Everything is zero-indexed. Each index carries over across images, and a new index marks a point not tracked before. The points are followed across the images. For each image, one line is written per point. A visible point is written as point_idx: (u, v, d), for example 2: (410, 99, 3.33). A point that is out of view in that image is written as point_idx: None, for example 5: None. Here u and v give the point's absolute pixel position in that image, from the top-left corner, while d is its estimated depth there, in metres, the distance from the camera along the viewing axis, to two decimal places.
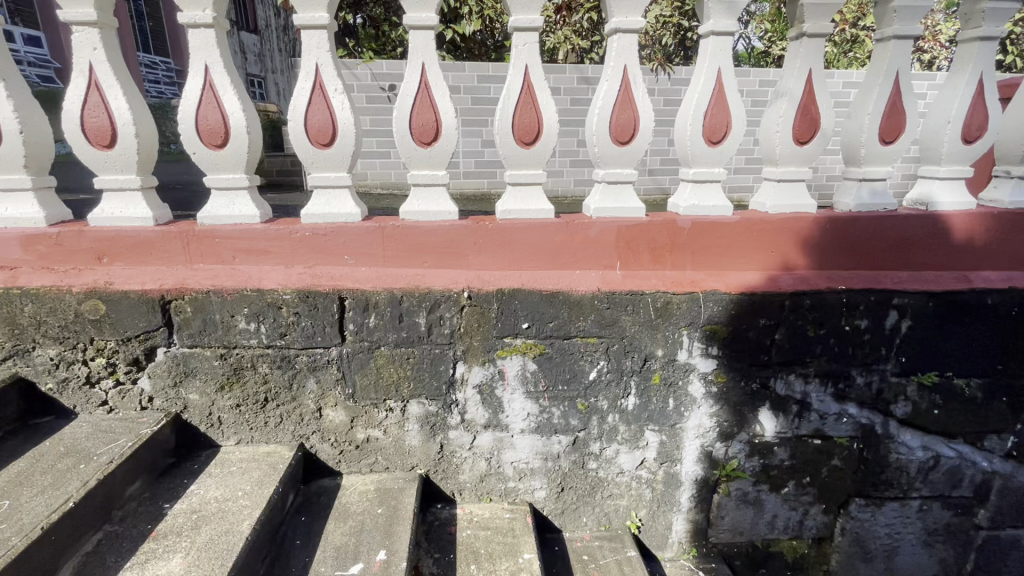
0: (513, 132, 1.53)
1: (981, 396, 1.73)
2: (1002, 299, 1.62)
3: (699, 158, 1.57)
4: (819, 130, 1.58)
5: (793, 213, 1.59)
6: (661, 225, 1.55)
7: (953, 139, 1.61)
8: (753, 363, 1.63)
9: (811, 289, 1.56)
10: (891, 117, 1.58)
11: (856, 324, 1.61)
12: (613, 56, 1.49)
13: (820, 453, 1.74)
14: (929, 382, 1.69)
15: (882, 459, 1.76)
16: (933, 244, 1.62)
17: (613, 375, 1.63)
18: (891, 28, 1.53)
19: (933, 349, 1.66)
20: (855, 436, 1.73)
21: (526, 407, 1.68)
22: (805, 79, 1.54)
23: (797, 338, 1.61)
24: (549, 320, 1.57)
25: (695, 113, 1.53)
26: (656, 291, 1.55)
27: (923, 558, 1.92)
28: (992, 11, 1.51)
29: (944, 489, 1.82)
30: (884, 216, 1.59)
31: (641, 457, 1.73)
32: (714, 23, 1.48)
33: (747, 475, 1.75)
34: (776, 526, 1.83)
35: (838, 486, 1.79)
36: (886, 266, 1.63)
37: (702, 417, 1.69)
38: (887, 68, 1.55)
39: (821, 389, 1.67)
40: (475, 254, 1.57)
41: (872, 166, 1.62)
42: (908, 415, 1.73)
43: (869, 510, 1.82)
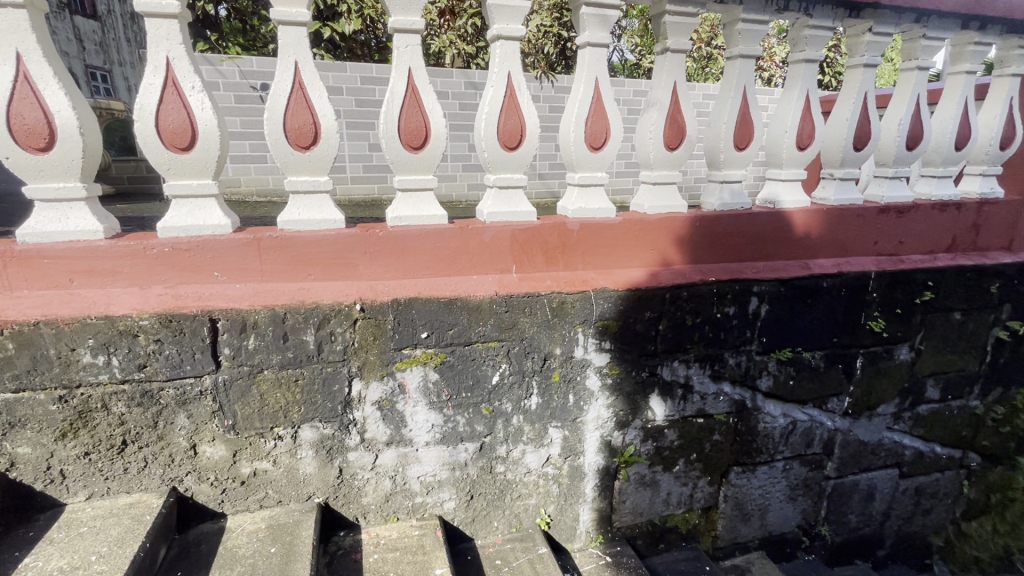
0: (400, 136, 1.48)
1: (824, 364, 2.02)
2: (833, 282, 1.90)
3: (583, 163, 1.65)
4: (685, 137, 1.72)
5: (668, 213, 1.73)
6: (552, 227, 1.59)
7: (790, 146, 1.85)
8: (642, 354, 1.74)
9: (687, 282, 1.70)
10: (742, 127, 1.78)
11: (725, 311, 1.79)
12: (497, 63, 1.51)
13: (702, 430, 1.91)
14: (785, 357, 1.94)
15: (753, 429, 1.98)
16: (780, 237, 1.86)
17: (515, 377, 1.65)
18: (738, 48, 1.72)
19: (786, 328, 1.90)
20: (730, 412, 1.93)
21: (430, 419, 1.63)
22: (671, 90, 1.67)
23: (678, 327, 1.75)
24: (448, 327, 1.55)
25: (577, 120, 1.60)
26: (551, 292, 1.59)
27: (789, 512, 2.20)
28: (812, 38, 1.76)
29: (802, 448, 2.10)
30: (742, 214, 1.79)
31: (546, 454, 1.77)
32: (590, 34, 1.55)
33: (643, 458, 1.87)
34: (671, 502, 1.98)
35: (720, 458, 1.98)
36: (746, 259, 1.83)
37: (600, 410, 1.77)
38: (736, 84, 1.74)
39: (700, 371, 1.84)
40: (366, 264, 1.49)
41: (730, 169, 1.81)
42: (770, 388, 1.97)
43: (745, 476, 2.04)
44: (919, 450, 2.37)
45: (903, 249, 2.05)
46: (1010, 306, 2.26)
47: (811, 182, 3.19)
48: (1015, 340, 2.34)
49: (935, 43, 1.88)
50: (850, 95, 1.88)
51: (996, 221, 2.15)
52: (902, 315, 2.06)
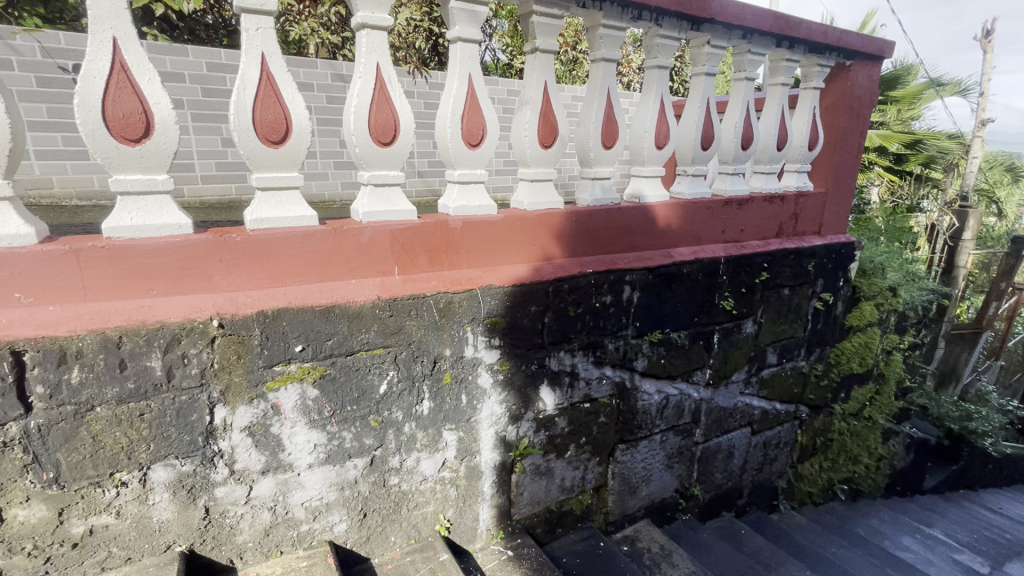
0: (256, 129, 1.32)
1: (688, 342, 2.24)
2: (691, 268, 2.12)
3: (461, 160, 1.62)
4: (558, 136, 1.78)
5: (546, 210, 1.78)
6: (433, 225, 1.55)
7: (650, 145, 2.01)
8: (530, 347, 1.78)
9: (567, 275, 1.77)
10: (608, 126, 1.89)
11: (603, 300, 1.90)
12: (364, 53, 1.42)
13: (590, 415, 2.01)
14: (656, 339, 2.12)
15: (633, 408, 2.14)
16: (646, 230, 2.02)
17: (404, 383, 1.58)
18: (600, 52, 1.81)
19: (655, 312, 2.08)
20: (613, 394, 2.06)
21: (312, 439, 1.49)
22: (542, 89, 1.71)
23: (562, 318, 1.81)
24: (327, 338, 1.43)
25: (453, 116, 1.57)
26: (437, 292, 1.55)
27: (667, 479, 2.42)
28: (663, 47, 1.93)
29: (675, 420, 2.31)
30: (613, 208, 1.91)
31: (441, 459, 1.72)
32: (460, 30, 1.53)
33: (537, 449, 1.91)
34: (566, 487, 2.05)
35: (606, 438, 2.10)
36: (618, 250, 1.96)
37: (494, 406, 1.77)
38: (601, 86, 1.84)
39: (585, 359, 1.93)
40: (224, 274, 1.32)
41: (600, 166, 1.91)
42: (646, 367, 2.13)
43: (629, 452, 2.20)
44: (764, 408, 2.76)
45: (744, 236, 2.35)
46: (823, 280, 2.72)
47: (668, 179, 3.52)
48: (827, 308, 2.82)
49: (758, 57, 2.17)
50: (696, 100, 2.09)
51: (809, 210, 2.57)
52: (746, 293, 2.37)
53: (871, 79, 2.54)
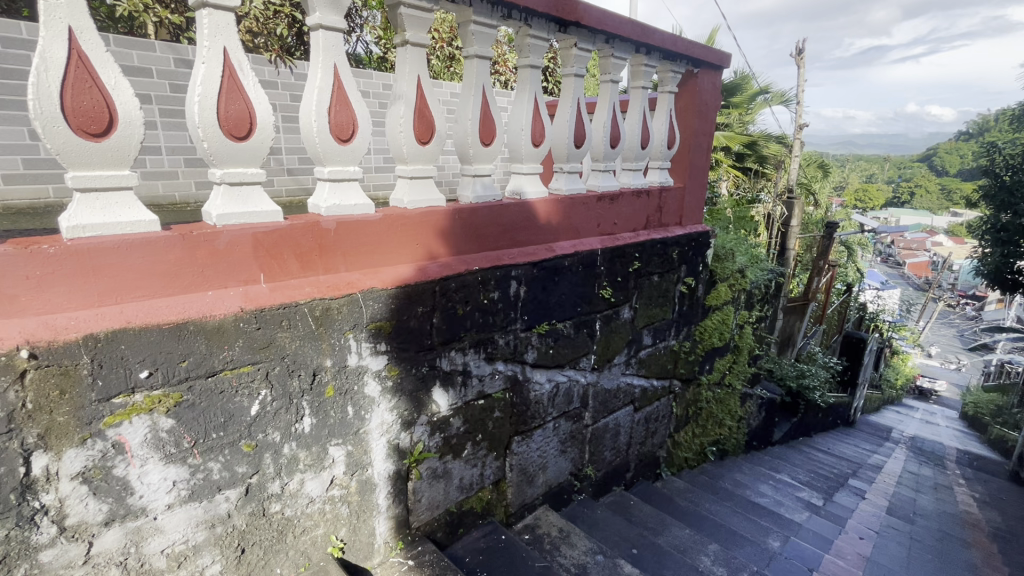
0: (68, 118, 1.10)
1: (573, 331, 2.35)
2: (572, 260, 2.22)
3: (331, 156, 1.50)
4: (435, 133, 1.74)
5: (427, 208, 1.73)
6: (304, 227, 1.43)
7: (527, 143, 2.05)
8: (419, 350, 1.73)
9: (453, 274, 1.75)
10: (485, 124, 1.88)
11: (490, 296, 1.91)
12: (206, 35, 1.24)
13: (484, 411, 2.02)
14: (544, 330, 2.19)
15: (525, 399, 2.19)
16: (528, 225, 2.07)
17: (280, 402, 1.44)
18: (473, 48, 1.80)
19: (541, 305, 2.14)
20: (506, 388, 2.09)
21: (169, 476, 1.30)
22: (415, 85, 1.64)
23: (450, 318, 1.79)
24: (180, 359, 1.25)
25: (318, 109, 1.44)
26: (311, 300, 1.43)
27: (561, 463, 2.53)
28: (533, 46, 1.97)
29: (565, 406, 2.42)
30: (495, 204, 1.92)
31: (328, 477, 1.60)
32: (320, 16, 1.40)
33: (433, 452, 1.88)
34: (465, 486, 2.04)
35: (502, 432, 2.13)
36: (502, 246, 1.99)
37: (384, 414, 1.69)
38: (476, 83, 1.83)
39: (476, 356, 1.93)
40: (34, 293, 1.08)
41: (480, 163, 1.90)
42: (536, 359, 2.20)
43: (524, 442, 2.26)
44: (643, 386, 3.00)
45: (617, 229, 2.52)
46: (685, 267, 3.02)
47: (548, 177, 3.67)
48: (690, 291, 3.14)
49: (620, 62, 2.32)
50: (568, 100, 2.17)
51: (670, 204, 2.84)
52: (621, 282, 2.55)
53: (714, 86, 2.87)
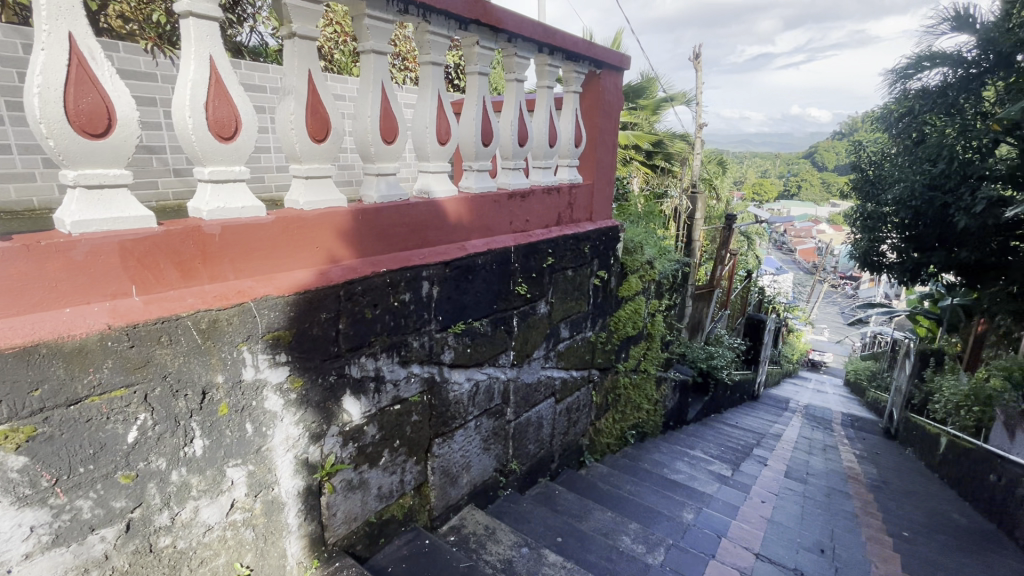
0: None
1: (490, 328, 2.36)
2: (486, 258, 2.23)
3: (211, 155, 1.37)
4: (332, 130, 1.64)
5: (325, 209, 1.65)
6: (182, 233, 1.30)
7: (432, 141, 2.02)
8: (325, 358, 1.65)
9: (358, 277, 1.69)
10: (386, 120, 1.82)
11: (401, 298, 1.87)
12: (44, 16, 1.07)
13: (401, 416, 1.97)
14: (460, 329, 2.18)
15: (443, 400, 2.17)
16: (438, 225, 2.05)
17: (164, 426, 1.31)
18: (369, 43, 1.74)
19: (456, 304, 2.13)
20: (423, 391, 2.06)
21: (25, 522, 1.12)
22: (305, 79, 1.55)
23: (358, 323, 1.73)
24: (32, 387, 1.09)
25: (192, 104, 1.30)
26: (195, 312, 1.32)
27: (485, 461, 2.53)
28: (433, 43, 1.94)
29: (486, 404, 2.43)
30: (401, 204, 1.88)
31: (228, 501, 1.49)
32: (190, 2, 1.25)
33: (347, 463, 1.80)
34: (384, 495, 1.98)
35: (421, 435, 2.10)
36: (411, 246, 1.95)
37: (289, 428, 1.60)
38: (374, 79, 1.76)
39: (389, 360, 1.88)
40: None
41: (383, 162, 1.84)
42: (453, 359, 2.18)
43: (445, 444, 2.24)
44: (563, 378, 3.08)
45: (529, 226, 2.56)
46: (598, 260, 3.14)
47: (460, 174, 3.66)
48: (604, 283, 3.27)
49: (524, 61, 2.35)
50: (473, 98, 2.16)
51: (580, 200, 2.93)
52: (536, 278, 2.60)
53: (616, 87, 3.00)
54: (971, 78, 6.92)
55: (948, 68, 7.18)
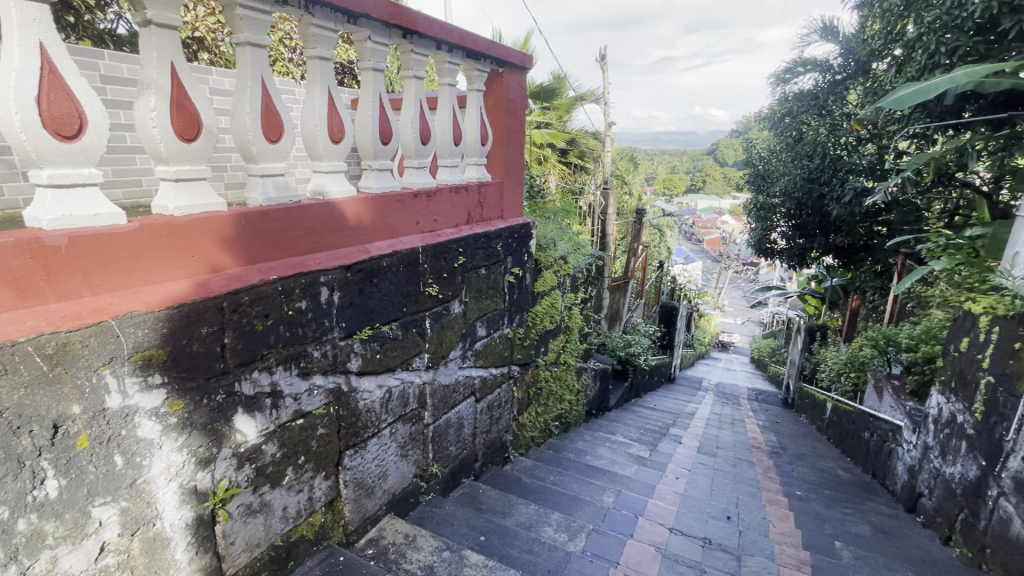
0: None
1: (401, 332, 2.31)
2: (391, 260, 2.17)
3: (50, 156, 1.20)
4: (204, 128, 1.50)
5: (201, 214, 1.50)
6: (16, 245, 1.13)
7: (325, 140, 1.91)
8: (209, 376, 1.52)
9: (243, 286, 1.57)
10: (268, 117, 1.67)
11: (297, 306, 1.77)
12: None
13: (305, 430, 1.88)
14: (366, 335, 2.11)
15: (353, 410, 2.10)
16: (336, 227, 1.96)
17: (4, 469, 1.14)
18: (244, 34, 1.58)
19: (361, 309, 2.06)
20: (328, 402, 1.97)
21: None
22: (168, 72, 1.39)
23: (248, 335, 1.61)
24: None
25: (21, 98, 1.13)
26: (38, 336, 1.15)
27: (403, 467, 2.47)
28: (319, 37, 1.82)
29: (401, 410, 2.37)
30: (291, 207, 1.77)
31: (97, 545, 1.32)
32: None
33: (244, 487, 1.68)
34: (291, 515, 1.87)
35: (329, 449, 2.01)
36: (306, 251, 1.84)
37: (170, 456, 1.46)
38: (252, 73, 1.61)
39: (286, 373, 1.78)
40: None
41: (268, 162, 1.72)
42: (361, 366, 2.11)
43: (357, 455, 2.16)
44: (483, 376, 3.08)
45: (438, 225, 2.53)
46: (512, 257, 3.17)
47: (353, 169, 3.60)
48: (519, 280, 3.31)
49: (422, 57, 2.29)
50: (369, 96, 2.08)
51: (490, 198, 2.94)
52: (447, 278, 2.57)
53: (520, 86, 3.03)
54: (836, 81, 7.91)
55: (818, 73, 8.11)
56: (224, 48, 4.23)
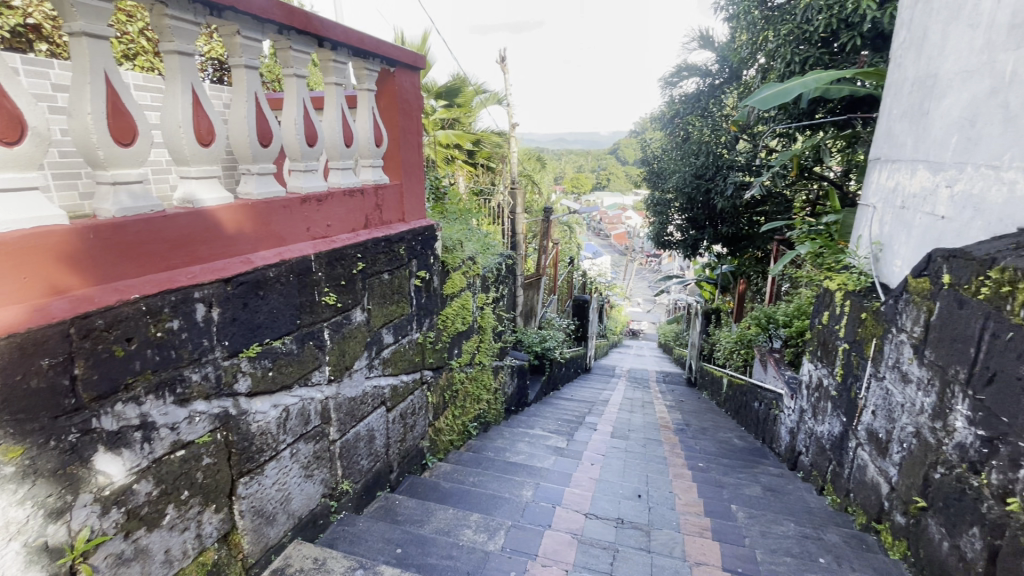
0: None
1: (295, 346, 2.18)
2: (279, 271, 2.03)
3: None
4: (30, 130, 1.29)
5: (34, 229, 1.30)
6: None
7: (191, 143, 1.73)
8: (57, 414, 1.33)
9: (96, 308, 1.39)
10: (115, 118, 1.49)
11: (167, 327, 1.60)
12: None
13: (186, 463, 1.70)
14: (254, 353, 1.96)
15: (245, 434, 1.94)
16: (211, 238, 1.79)
17: None
18: (77, 24, 1.38)
19: (247, 325, 1.91)
20: (214, 428, 1.81)
21: None
22: None
23: (105, 363, 1.43)
24: None
25: None
26: None
27: (309, 489, 2.34)
28: (176, 29, 1.62)
29: (301, 428, 2.24)
30: (153, 217, 1.59)
31: None
32: None
33: (112, 534, 1.49)
34: (175, 558, 1.69)
35: (219, 479, 1.84)
36: (175, 265, 1.67)
37: (9, 512, 1.25)
38: (92, 68, 1.41)
39: (159, 401, 1.60)
40: None
41: (119, 169, 1.53)
42: (250, 387, 1.96)
43: (254, 482, 2.00)
44: (393, 384, 3.00)
45: (332, 231, 2.41)
46: (416, 261, 3.11)
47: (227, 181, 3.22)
48: (425, 283, 3.26)
49: (303, 54, 2.15)
50: (242, 95, 1.91)
51: (388, 201, 2.86)
52: (346, 285, 2.46)
53: (414, 86, 2.98)
54: (714, 86, 8.74)
55: (698, 78, 8.90)
56: (65, 38, 3.74)
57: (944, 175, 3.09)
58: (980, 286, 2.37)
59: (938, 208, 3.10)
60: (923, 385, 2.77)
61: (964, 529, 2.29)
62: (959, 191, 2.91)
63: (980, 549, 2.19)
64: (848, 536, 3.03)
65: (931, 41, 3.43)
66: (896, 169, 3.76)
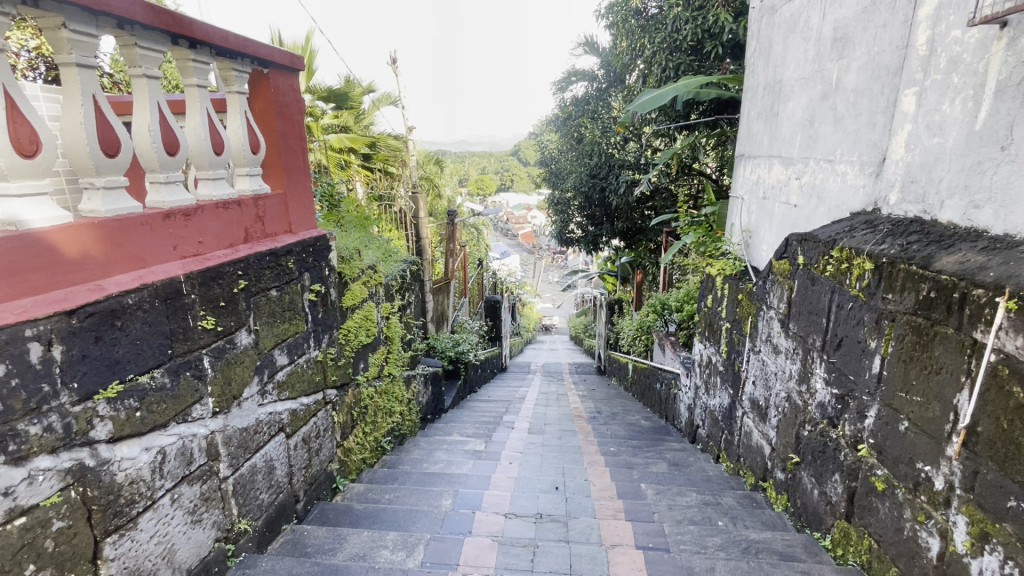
0: None
1: (168, 380, 1.94)
2: (140, 297, 1.79)
3: None
4: None
5: None
6: None
7: (8, 155, 1.45)
8: None
9: None
10: None
11: None
12: None
13: (29, 532, 1.45)
14: (114, 393, 1.71)
15: (110, 487, 1.69)
16: (46, 263, 1.53)
17: None
18: None
19: (102, 362, 1.66)
20: (67, 485, 1.55)
21: None
22: None
23: None
24: None
25: None
26: None
27: (199, 535, 2.10)
28: None
29: (183, 470, 2.00)
30: None
31: None
32: None
33: None
34: None
35: (77, 543, 1.59)
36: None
37: None
38: None
39: None
40: None
41: None
42: (112, 431, 1.72)
43: (126, 539, 1.75)
44: (292, 409, 2.79)
45: (204, 248, 2.18)
46: (308, 274, 2.92)
47: (64, 200, 2.86)
48: (321, 297, 3.07)
49: (153, 53, 1.90)
50: (75, 98, 1.64)
51: (272, 212, 2.65)
52: (225, 306, 2.24)
53: (291, 87, 2.79)
54: (602, 89, 9.34)
55: (586, 82, 9.48)
56: None
57: (793, 169, 3.51)
58: (826, 264, 2.72)
59: (792, 198, 3.52)
60: (789, 354, 3.13)
61: (829, 476, 2.62)
62: (806, 182, 3.33)
63: (841, 492, 2.52)
64: (741, 497, 3.33)
65: (775, 52, 3.90)
66: (757, 164, 4.22)
